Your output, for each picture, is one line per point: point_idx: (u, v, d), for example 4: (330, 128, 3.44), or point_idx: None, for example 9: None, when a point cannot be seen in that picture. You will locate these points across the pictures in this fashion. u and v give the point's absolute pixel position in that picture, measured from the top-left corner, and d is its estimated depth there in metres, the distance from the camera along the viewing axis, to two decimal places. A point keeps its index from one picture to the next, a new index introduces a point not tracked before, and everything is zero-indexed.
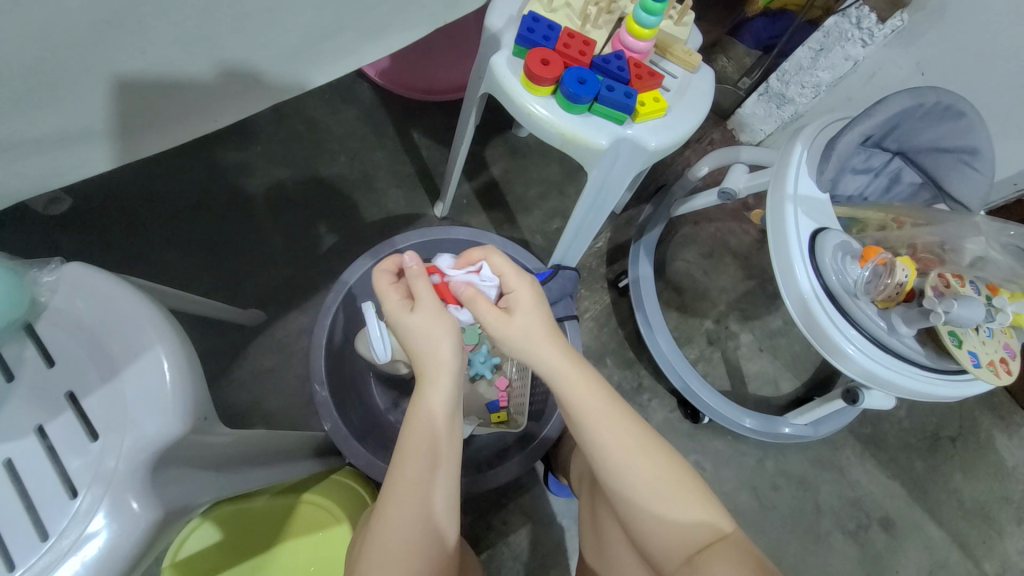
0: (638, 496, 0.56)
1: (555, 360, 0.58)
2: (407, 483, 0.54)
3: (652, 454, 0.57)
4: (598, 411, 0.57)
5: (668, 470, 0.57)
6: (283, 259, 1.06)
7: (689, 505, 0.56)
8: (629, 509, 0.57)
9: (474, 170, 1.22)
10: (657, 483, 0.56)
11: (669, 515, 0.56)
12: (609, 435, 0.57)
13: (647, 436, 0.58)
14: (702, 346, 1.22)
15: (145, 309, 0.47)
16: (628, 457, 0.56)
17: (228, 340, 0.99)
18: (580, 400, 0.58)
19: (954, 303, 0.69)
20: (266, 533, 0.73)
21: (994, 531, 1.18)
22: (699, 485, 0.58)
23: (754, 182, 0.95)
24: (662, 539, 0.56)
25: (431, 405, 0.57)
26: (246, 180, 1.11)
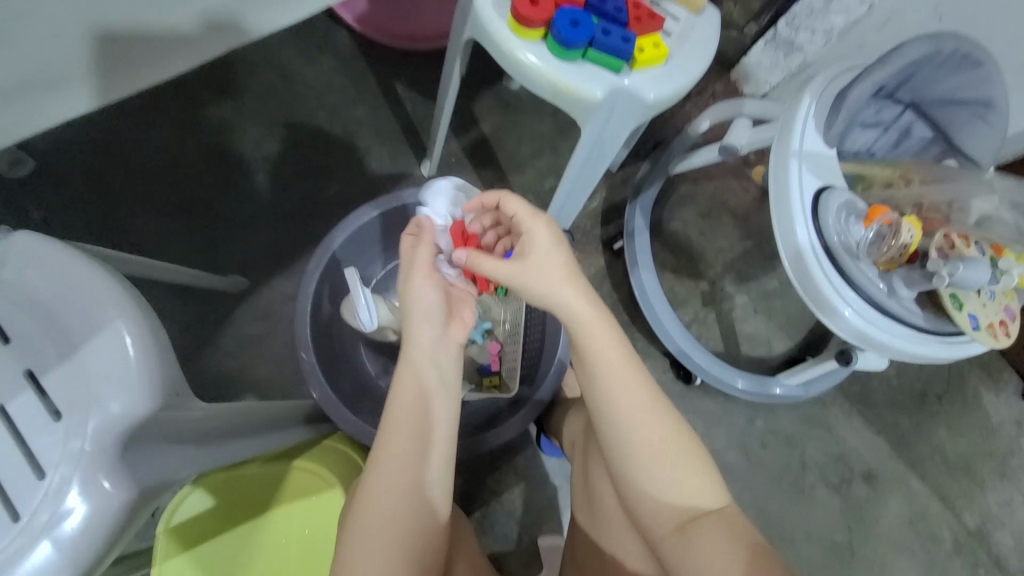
0: (640, 465, 0.57)
1: (590, 311, 0.60)
2: (394, 457, 0.57)
3: (662, 419, 0.58)
4: (616, 369, 0.58)
5: (672, 438, 0.57)
6: (264, 222, 1.02)
7: (689, 476, 0.56)
8: (630, 473, 0.58)
9: (463, 127, 1.16)
10: (664, 452, 0.57)
11: (669, 489, 0.56)
12: (624, 399, 0.58)
13: (658, 402, 0.59)
14: (697, 308, 1.21)
15: (105, 281, 0.44)
16: (637, 422, 0.57)
17: (211, 307, 0.96)
18: (603, 362, 0.59)
19: (960, 265, 0.67)
20: (260, 497, 0.74)
21: (976, 484, 1.22)
22: (699, 457, 0.58)
23: (757, 138, 0.90)
24: (656, 506, 0.57)
25: (416, 363, 0.61)
26: (220, 137, 1.05)
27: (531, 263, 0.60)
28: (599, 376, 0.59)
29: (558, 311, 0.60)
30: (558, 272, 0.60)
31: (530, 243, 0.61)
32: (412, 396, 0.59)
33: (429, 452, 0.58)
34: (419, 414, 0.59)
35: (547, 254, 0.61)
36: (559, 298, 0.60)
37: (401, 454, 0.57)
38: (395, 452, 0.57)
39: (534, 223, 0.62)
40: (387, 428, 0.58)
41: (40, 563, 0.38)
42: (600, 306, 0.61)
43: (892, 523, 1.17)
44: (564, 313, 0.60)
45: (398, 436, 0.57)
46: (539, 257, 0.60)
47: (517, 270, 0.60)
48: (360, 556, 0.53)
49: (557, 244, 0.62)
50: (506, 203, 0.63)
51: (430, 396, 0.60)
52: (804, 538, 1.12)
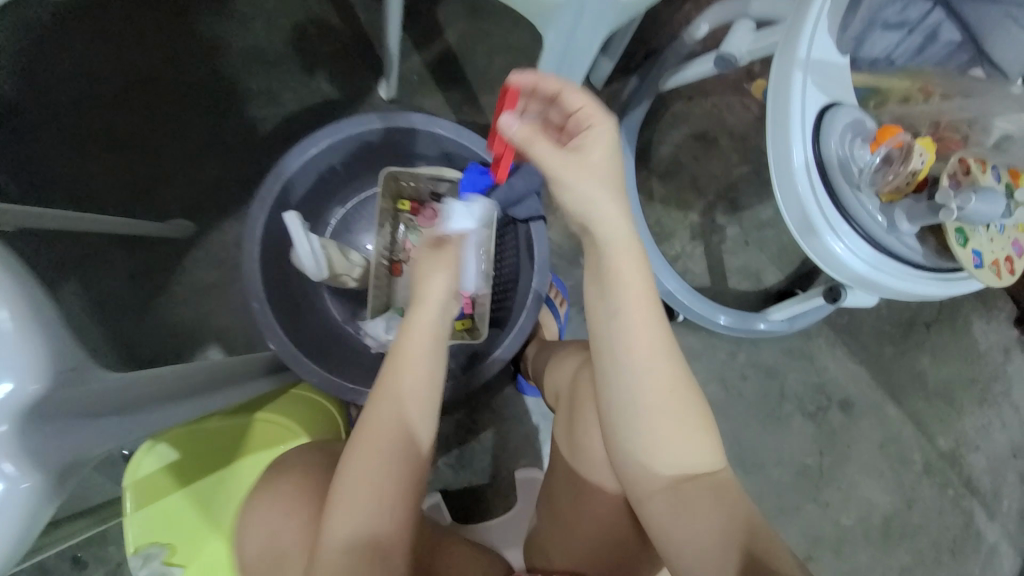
0: (646, 429, 0.54)
1: (620, 234, 0.54)
2: (392, 394, 0.56)
3: (670, 375, 0.54)
4: (631, 313, 0.53)
5: (680, 396, 0.54)
6: (206, 157, 0.91)
7: (690, 435, 0.54)
8: (631, 435, 0.55)
9: (425, 37, 1.01)
10: (674, 416, 0.54)
11: (670, 454, 0.54)
12: (642, 359, 0.53)
13: (671, 356, 0.54)
14: (685, 241, 1.14)
15: None
16: (646, 375, 0.53)
17: (158, 256, 0.89)
18: (627, 318, 0.53)
19: (972, 197, 0.59)
20: (225, 450, 0.73)
21: (953, 410, 1.24)
22: (702, 417, 0.55)
23: (758, 48, 0.77)
24: (649, 465, 0.55)
25: (421, 314, 0.59)
26: (143, 58, 0.92)
27: (586, 159, 0.55)
28: (616, 319, 0.54)
29: (590, 227, 0.55)
30: (610, 178, 0.55)
31: (587, 138, 0.56)
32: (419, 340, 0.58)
33: (424, 394, 0.57)
34: (422, 358, 0.58)
35: (604, 155, 0.55)
36: (596, 214, 0.54)
37: (402, 393, 0.56)
38: (392, 390, 0.56)
39: (598, 117, 0.56)
40: (389, 368, 0.57)
41: None
42: (631, 235, 0.55)
43: (864, 447, 1.20)
44: (595, 230, 0.54)
45: (398, 377, 0.57)
46: (596, 155, 0.55)
47: (570, 161, 0.54)
48: (364, 484, 0.53)
49: (613, 152, 0.56)
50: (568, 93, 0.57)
51: (432, 344, 0.59)
52: (776, 463, 1.16)
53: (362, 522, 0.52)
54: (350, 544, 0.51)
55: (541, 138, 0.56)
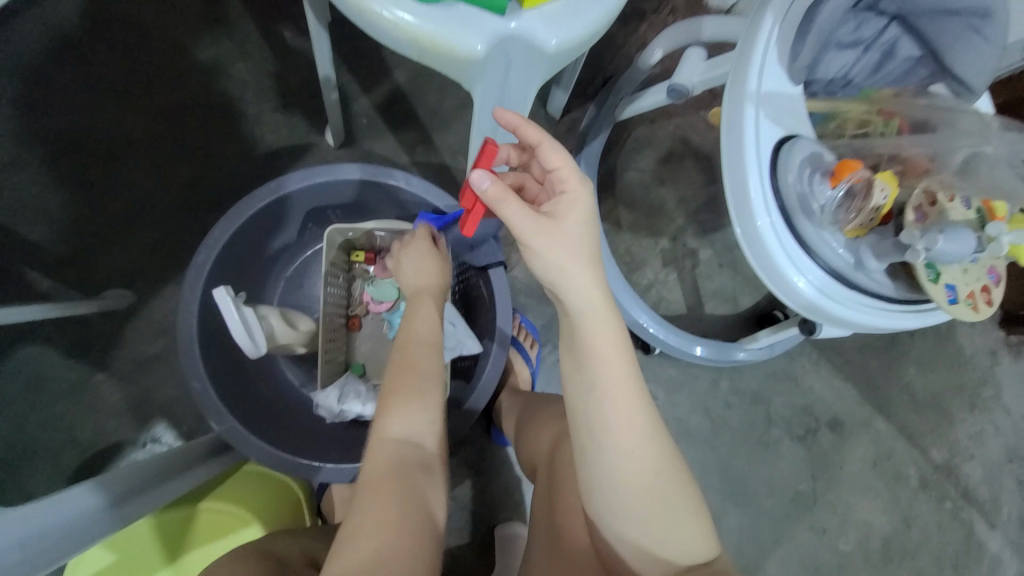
0: (626, 511, 0.49)
1: (589, 301, 0.50)
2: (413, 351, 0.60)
3: (655, 452, 0.49)
4: (606, 383, 0.49)
5: (663, 473, 0.49)
6: (143, 218, 0.86)
7: (682, 514, 0.49)
8: (612, 517, 0.50)
9: (373, 79, 0.97)
10: (656, 495, 0.49)
11: (655, 539, 0.48)
12: (621, 431, 0.48)
13: (654, 429, 0.49)
14: (657, 269, 1.10)
15: None
16: (624, 453, 0.48)
17: (94, 330, 0.83)
18: (604, 386, 0.49)
19: (939, 237, 0.56)
20: (161, 552, 0.66)
21: (944, 419, 1.21)
22: (692, 494, 0.50)
23: (710, 76, 0.73)
24: (642, 555, 0.49)
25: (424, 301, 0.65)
26: (71, 120, 0.87)
27: (560, 226, 0.49)
28: (592, 390, 0.49)
29: (560, 293, 0.50)
30: (584, 247, 0.50)
31: (557, 207, 0.51)
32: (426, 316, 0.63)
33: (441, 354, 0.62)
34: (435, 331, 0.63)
35: (577, 223, 0.50)
36: (565, 278, 0.49)
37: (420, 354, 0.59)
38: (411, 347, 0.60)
39: (573, 182, 0.51)
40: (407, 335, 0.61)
41: None
42: (606, 298, 0.50)
43: (857, 466, 1.16)
44: (563, 295, 0.50)
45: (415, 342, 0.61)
46: (571, 224, 0.50)
47: (541, 225, 0.48)
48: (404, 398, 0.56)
49: (587, 218, 0.51)
50: (546, 150, 0.51)
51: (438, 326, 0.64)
52: (769, 492, 1.12)
53: (412, 422, 0.55)
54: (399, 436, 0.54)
55: (514, 197, 0.48)
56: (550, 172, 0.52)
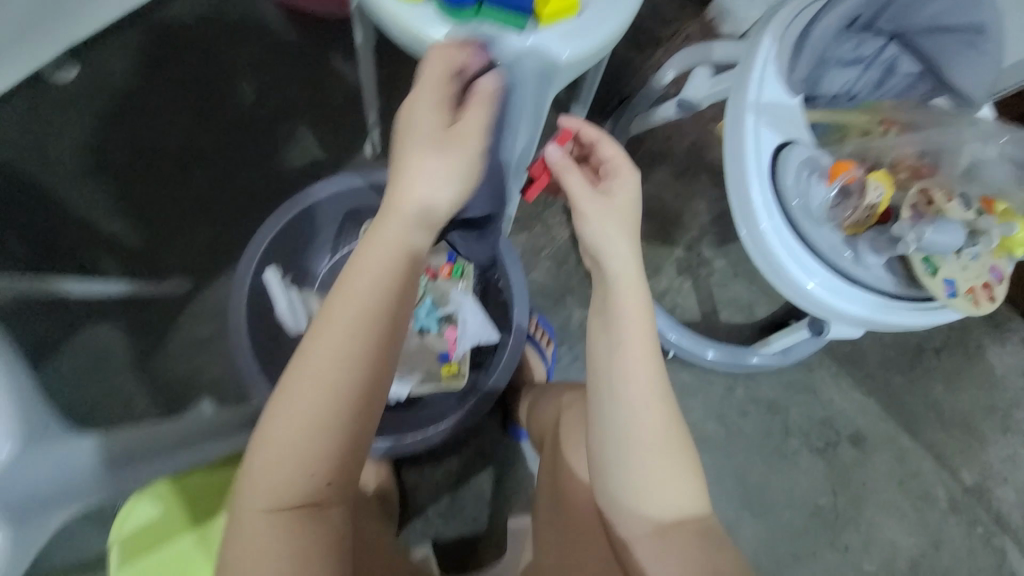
0: (631, 466, 0.53)
1: (623, 269, 0.54)
2: (323, 359, 0.45)
3: (663, 421, 0.53)
4: (631, 345, 0.53)
5: (673, 434, 0.54)
6: (203, 217, 0.97)
7: (683, 476, 0.54)
8: (620, 472, 0.54)
9: (410, 97, 1.08)
10: (664, 453, 0.53)
11: (654, 495, 0.54)
12: (639, 390, 0.53)
13: (663, 401, 0.53)
14: (672, 276, 1.14)
15: None
16: (640, 412, 0.53)
17: (155, 314, 0.93)
18: (625, 348, 0.53)
19: (928, 229, 0.60)
20: (208, 505, 0.74)
21: (974, 440, 1.17)
22: (692, 464, 0.54)
23: (716, 89, 0.80)
24: (640, 509, 0.54)
25: (364, 266, 0.46)
26: (149, 131, 1.00)
27: (611, 201, 0.56)
28: (619, 350, 0.53)
29: (601, 259, 0.55)
30: (628, 222, 0.56)
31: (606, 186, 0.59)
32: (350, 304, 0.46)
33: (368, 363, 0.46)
34: (368, 322, 0.46)
35: (627, 200, 0.57)
36: (605, 246, 0.54)
37: (327, 364, 0.45)
38: (322, 350, 0.45)
39: (625, 168, 0.59)
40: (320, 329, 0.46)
41: None
42: (638, 277, 0.55)
43: (881, 483, 1.14)
44: (602, 261, 0.55)
45: (335, 334, 0.45)
46: (622, 199, 0.57)
47: (595, 197, 0.56)
48: (292, 440, 0.45)
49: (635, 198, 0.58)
50: (604, 144, 0.60)
51: (373, 316, 0.46)
52: (787, 504, 1.10)
53: (292, 484, 0.46)
54: (279, 507, 0.46)
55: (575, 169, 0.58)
56: (604, 162, 0.60)
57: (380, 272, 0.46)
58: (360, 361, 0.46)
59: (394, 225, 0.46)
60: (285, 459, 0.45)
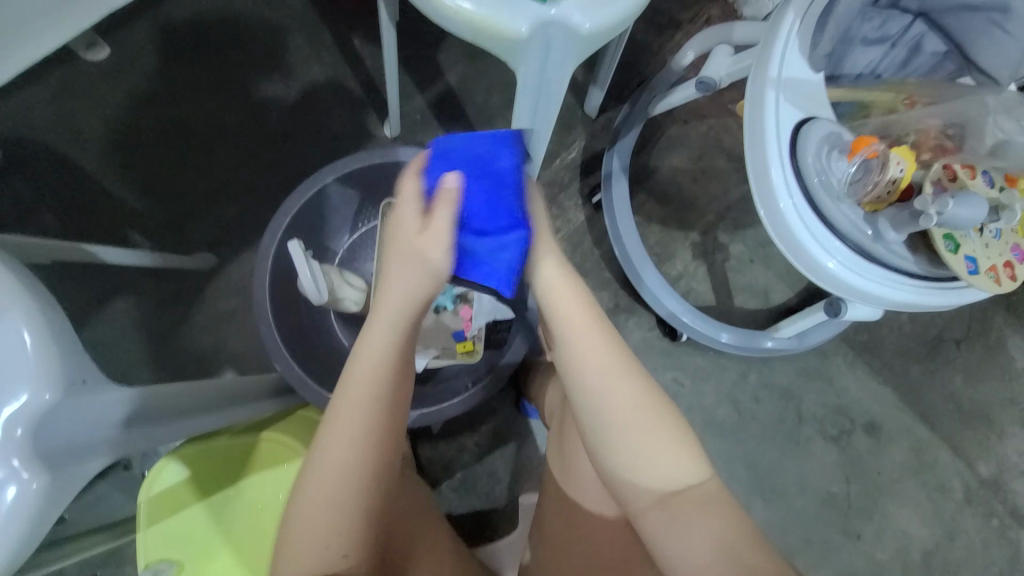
0: (608, 442, 0.57)
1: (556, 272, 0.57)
2: (344, 442, 0.52)
3: (630, 398, 0.56)
4: (578, 337, 0.56)
5: (650, 411, 0.56)
6: (227, 195, 1.00)
7: (671, 449, 0.56)
8: (600, 450, 0.58)
9: (428, 79, 1.09)
10: (639, 425, 0.56)
11: (642, 468, 0.56)
12: (595, 375, 0.56)
13: (636, 371, 0.57)
14: (687, 261, 1.14)
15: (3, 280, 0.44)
16: (604, 395, 0.56)
17: (181, 287, 0.96)
18: (573, 339, 0.57)
19: (950, 201, 0.59)
20: (231, 469, 0.77)
21: (993, 432, 1.15)
22: (678, 427, 0.57)
23: (736, 67, 0.79)
24: (633, 482, 0.56)
25: (370, 355, 0.53)
26: (176, 111, 1.03)
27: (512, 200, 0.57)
28: (566, 344, 0.57)
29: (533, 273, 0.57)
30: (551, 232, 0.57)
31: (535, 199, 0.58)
32: (366, 386, 0.53)
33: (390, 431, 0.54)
34: (384, 402, 0.53)
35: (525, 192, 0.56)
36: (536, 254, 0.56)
37: (353, 441, 0.52)
38: (342, 431, 0.52)
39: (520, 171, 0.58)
40: (337, 416, 0.53)
41: None
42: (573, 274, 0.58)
43: (895, 473, 1.13)
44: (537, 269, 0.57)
45: (353, 415, 0.52)
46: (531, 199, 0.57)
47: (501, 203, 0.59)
48: (327, 512, 0.51)
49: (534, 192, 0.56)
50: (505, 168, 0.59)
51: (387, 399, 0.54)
52: (798, 491, 1.10)
53: (316, 555, 0.51)
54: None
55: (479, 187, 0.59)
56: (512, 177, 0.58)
57: (373, 365, 0.53)
58: (363, 440, 0.52)
59: (391, 315, 0.53)
60: (321, 527, 0.51)
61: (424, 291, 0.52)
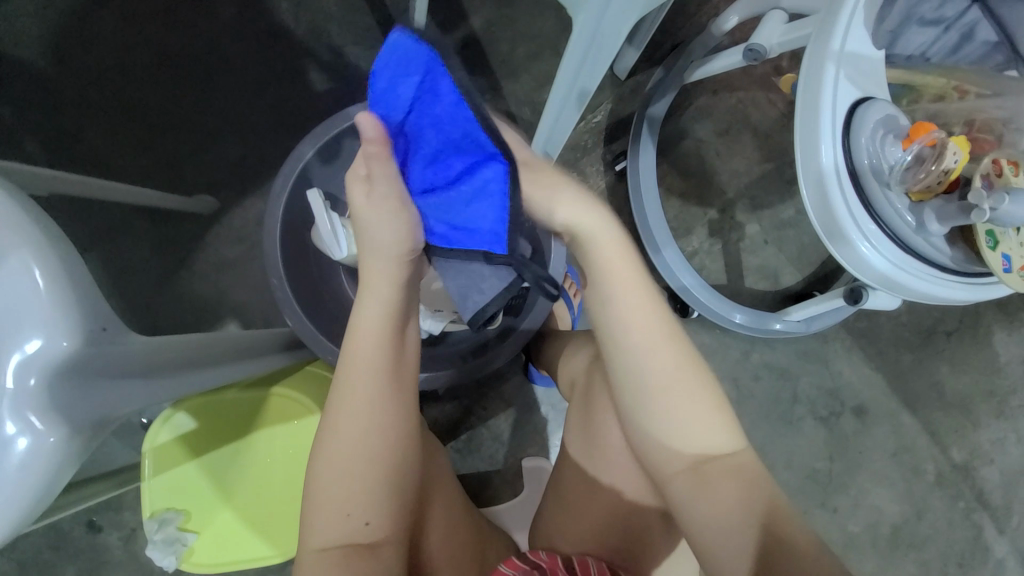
0: (650, 403, 0.56)
1: (597, 226, 0.56)
2: (354, 404, 0.54)
3: (675, 362, 0.56)
4: (627, 295, 0.56)
5: (692, 376, 0.56)
6: (228, 134, 0.93)
7: (711, 417, 0.56)
8: (638, 413, 0.58)
9: (451, 22, 1.01)
10: (682, 388, 0.56)
11: (680, 431, 0.56)
12: (641, 332, 0.56)
13: (676, 339, 0.57)
14: (703, 238, 1.13)
15: (12, 215, 0.39)
16: (649, 357, 0.56)
17: (181, 230, 0.90)
18: (621, 296, 0.56)
19: (1005, 198, 0.58)
20: (242, 421, 0.75)
21: (969, 421, 1.21)
22: (715, 397, 0.56)
23: (789, 38, 0.75)
24: (671, 445, 0.56)
25: (365, 319, 0.56)
26: (172, 34, 0.93)
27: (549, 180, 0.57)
28: (614, 302, 0.56)
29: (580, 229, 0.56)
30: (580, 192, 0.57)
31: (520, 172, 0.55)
32: (367, 349, 0.55)
33: (396, 392, 0.56)
34: (386, 364, 0.56)
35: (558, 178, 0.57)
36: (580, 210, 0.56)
37: (363, 401, 0.54)
38: (352, 395, 0.54)
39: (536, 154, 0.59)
40: (343, 382, 0.55)
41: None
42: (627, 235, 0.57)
43: (876, 454, 1.18)
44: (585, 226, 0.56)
45: (361, 379, 0.55)
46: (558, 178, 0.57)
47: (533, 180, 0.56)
48: (342, 475, 0.52)
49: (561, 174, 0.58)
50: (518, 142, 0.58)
51: (387, 361, 0.56)
52: (785, 466, 1.15)
53: (340, 524, 0.52)
54: (331, 548, 0.51)
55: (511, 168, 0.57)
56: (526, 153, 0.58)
57: (374, 343, 0.55)
58: (372, 413, 0.54)
59: (384, 279, 0.56)
60: (344, 488, 0.52)
61: (394, 256, 0.56)
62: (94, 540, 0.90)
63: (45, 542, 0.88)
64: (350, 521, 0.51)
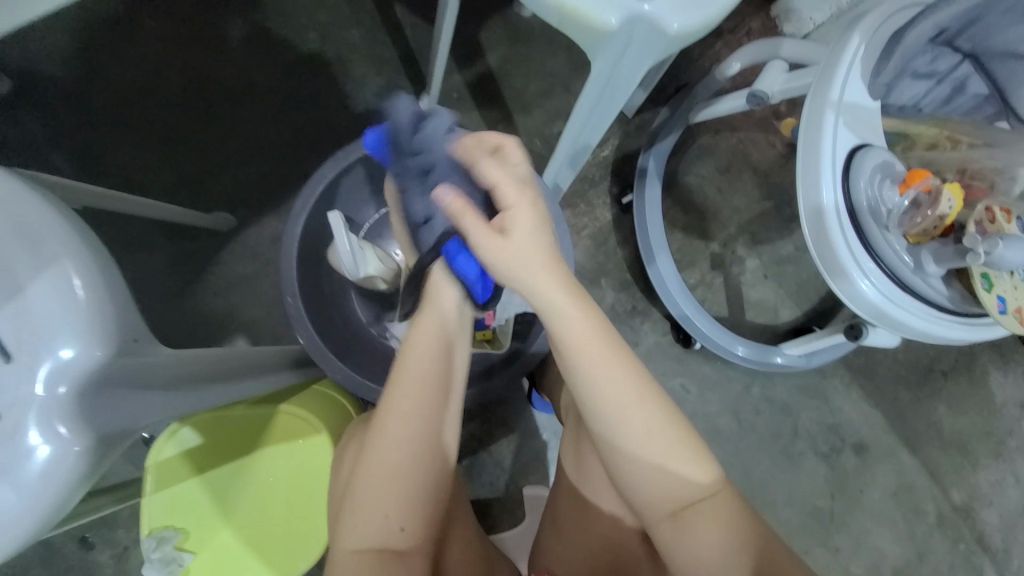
0: (635, 468, 0.55)
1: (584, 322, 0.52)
2: (404, 411, 0.54)
3: (660, 430, 0.54)
4: (606, 374, 0.53)
5: (677, 439, 0.55)
6: (250, 155, 0.96)
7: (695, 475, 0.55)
8: (624, 474, 0.57)
9: (468, 58, 1.06)
10: (665, 456, 0.55)
11: (664, 490, 0.56)
12: (625, 410, 0.54)
13: (664, 411, 0.55)
14: (705, 270, 1.15)
15: (59, 227, 0.41)
16: (636, 432, 0.54)
17: (198, 245, 0.92)
18: (598, 377, 0.53)
19: (999, 242, 0.61)
20: (246, 438, 0.75)
21: (968, 462, 1.22)
22: (702, 457, 0.56)
23: (790, 86, 0.80)
24: (658, 501, 0.56)
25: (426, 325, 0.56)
26: (204, 60, 0.97)
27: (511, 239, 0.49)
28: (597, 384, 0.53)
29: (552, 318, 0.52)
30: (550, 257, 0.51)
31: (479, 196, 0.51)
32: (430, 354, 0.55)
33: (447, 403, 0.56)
34: (441, 371, 0.56)
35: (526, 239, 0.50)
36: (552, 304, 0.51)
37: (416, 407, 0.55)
38: (405, 401, 0.54)
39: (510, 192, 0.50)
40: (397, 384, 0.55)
41: (16, 486, 0.37)
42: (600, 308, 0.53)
43: (876, 493, 1.18)
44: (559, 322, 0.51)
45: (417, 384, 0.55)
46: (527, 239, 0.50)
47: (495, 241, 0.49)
48: (384, 477, 0.54)
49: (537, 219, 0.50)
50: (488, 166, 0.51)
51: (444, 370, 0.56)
52: (786, 502, 1.14)
53: (376, 529, 0.54)
54: (365, 549, 0.53)
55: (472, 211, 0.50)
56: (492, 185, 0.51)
57: (433, 347, 0.55)
58: (420, 424, 0.55)
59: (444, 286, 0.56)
60: (386, 493, 0.54)
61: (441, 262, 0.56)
62: (84, 558, 0.87)
63: (35, 557, 0.86)
64: (387, 524, 0.53)
